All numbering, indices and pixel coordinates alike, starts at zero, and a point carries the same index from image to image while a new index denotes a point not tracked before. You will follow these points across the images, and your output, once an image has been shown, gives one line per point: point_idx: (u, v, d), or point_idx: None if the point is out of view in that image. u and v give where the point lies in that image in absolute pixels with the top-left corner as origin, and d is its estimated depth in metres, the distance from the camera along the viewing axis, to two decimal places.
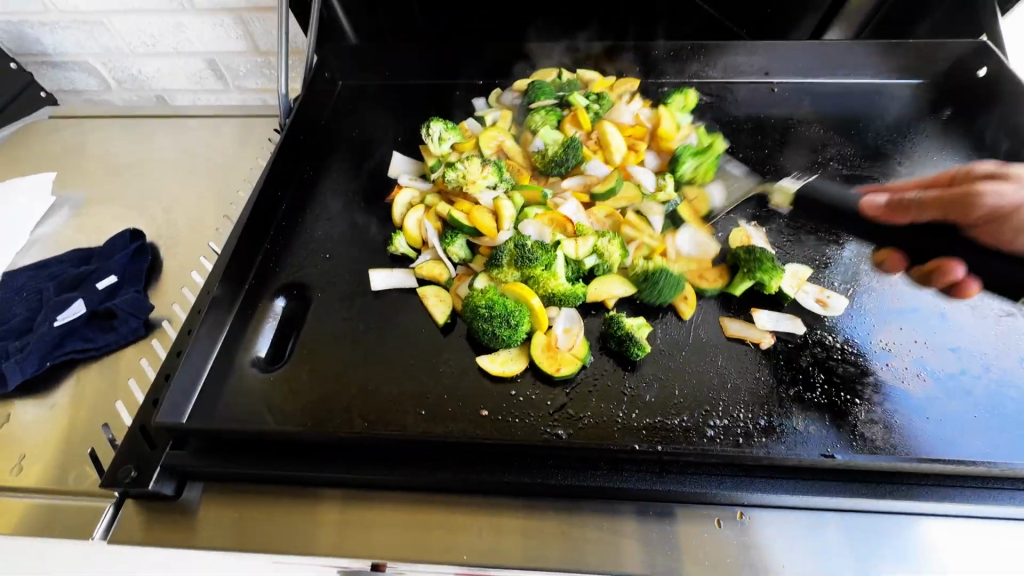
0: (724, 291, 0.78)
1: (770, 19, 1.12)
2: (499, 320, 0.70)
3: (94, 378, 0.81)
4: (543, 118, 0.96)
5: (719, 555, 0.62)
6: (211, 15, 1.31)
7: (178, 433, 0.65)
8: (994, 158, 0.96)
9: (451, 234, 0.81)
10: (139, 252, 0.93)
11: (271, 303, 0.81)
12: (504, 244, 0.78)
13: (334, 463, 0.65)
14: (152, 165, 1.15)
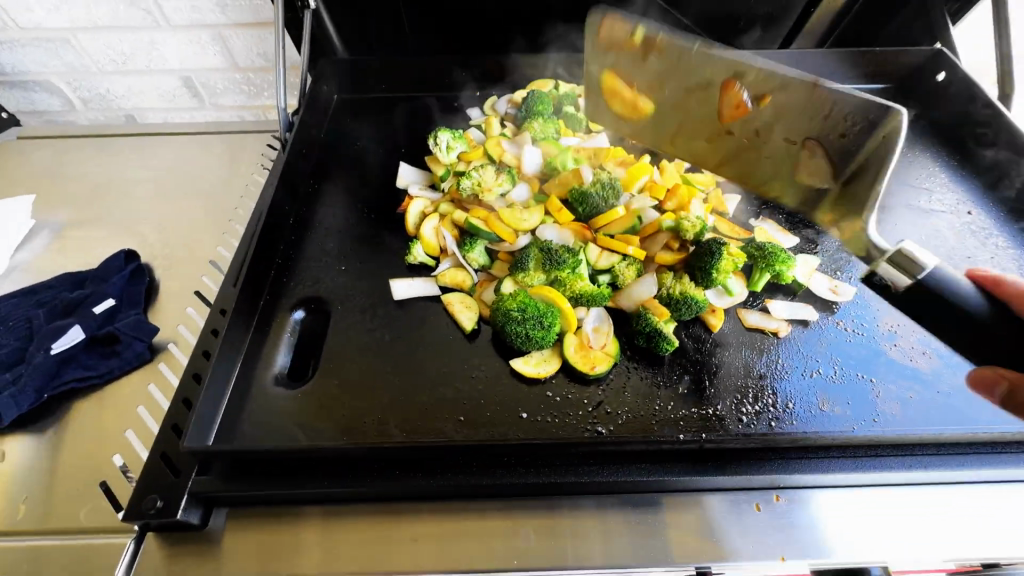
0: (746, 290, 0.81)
1: (746, 31, 1.19)
2: (532, 321, 0.70)
3: (98, 407, 0.76)
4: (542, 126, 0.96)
5: (766, 539, 0.63)
6: (187, 31, 1.24)
7: (206, 457, 0.62)
8: (958, 154, 1.05)
9: (470, 241, 0.82)
10: (136, 275, 0.90)
11: (288, 317, 0.79)
12: (528, 249, 0.79)
13: (373, 477, 0.63)
14: (137, 186, 1.11)
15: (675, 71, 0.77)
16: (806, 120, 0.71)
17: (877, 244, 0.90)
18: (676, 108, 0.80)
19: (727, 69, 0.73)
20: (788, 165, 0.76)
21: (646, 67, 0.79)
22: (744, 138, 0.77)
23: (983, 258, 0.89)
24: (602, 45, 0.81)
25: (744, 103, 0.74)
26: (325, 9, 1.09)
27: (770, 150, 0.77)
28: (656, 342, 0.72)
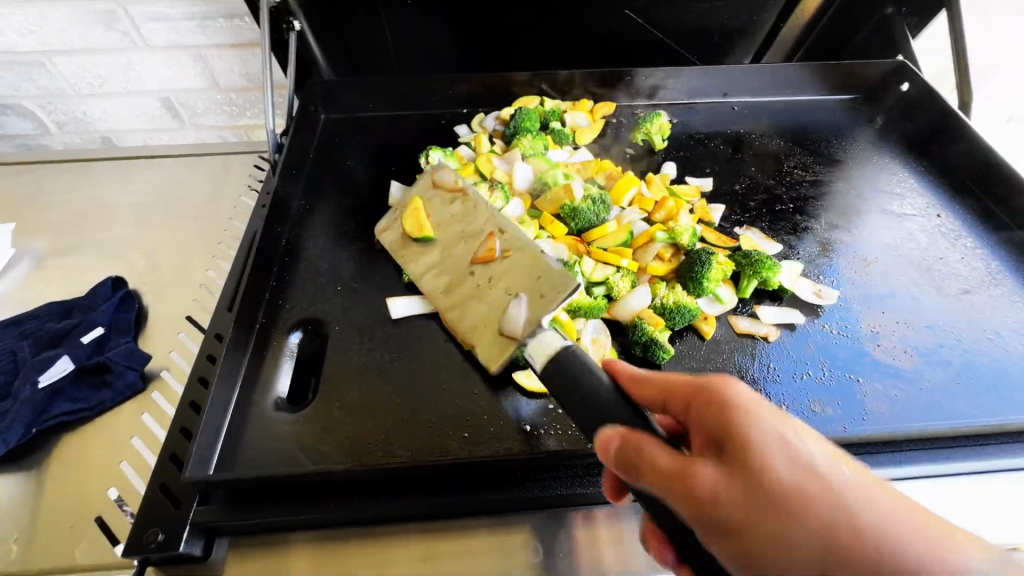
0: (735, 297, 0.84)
1: (720, 46, 1.23)
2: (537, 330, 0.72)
3: (91, 439, 0.75)
4: (531, 143, 0.99)
5: None
6: (167, 53, 1.23)
7: (208, 486, 0.61)
8: (924, 160, 1.10)
9: None
10: (124, 302, 0.88)
11: (286, 339, 0.79)
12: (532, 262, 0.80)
13: (380, 499, 0.63)
14: (121, 211, 1.09)
15: (462, 219, 0.79)
16: (540, 270, 0.69)
17: (855, 246, 0.94)
18: (453, 239, 0.79)
19: (492, 223, 0.76)
20: (493, 330, 0.69)
21: (448, 207, 0.81)
22: (476, 290, 0.72)
23: (954, 258, 0.94)
24: (428, 194, 0.84)
25: (490, 254, 0.73)
26: (309, 30, 1.09)
27: (476, 309, 0.72)
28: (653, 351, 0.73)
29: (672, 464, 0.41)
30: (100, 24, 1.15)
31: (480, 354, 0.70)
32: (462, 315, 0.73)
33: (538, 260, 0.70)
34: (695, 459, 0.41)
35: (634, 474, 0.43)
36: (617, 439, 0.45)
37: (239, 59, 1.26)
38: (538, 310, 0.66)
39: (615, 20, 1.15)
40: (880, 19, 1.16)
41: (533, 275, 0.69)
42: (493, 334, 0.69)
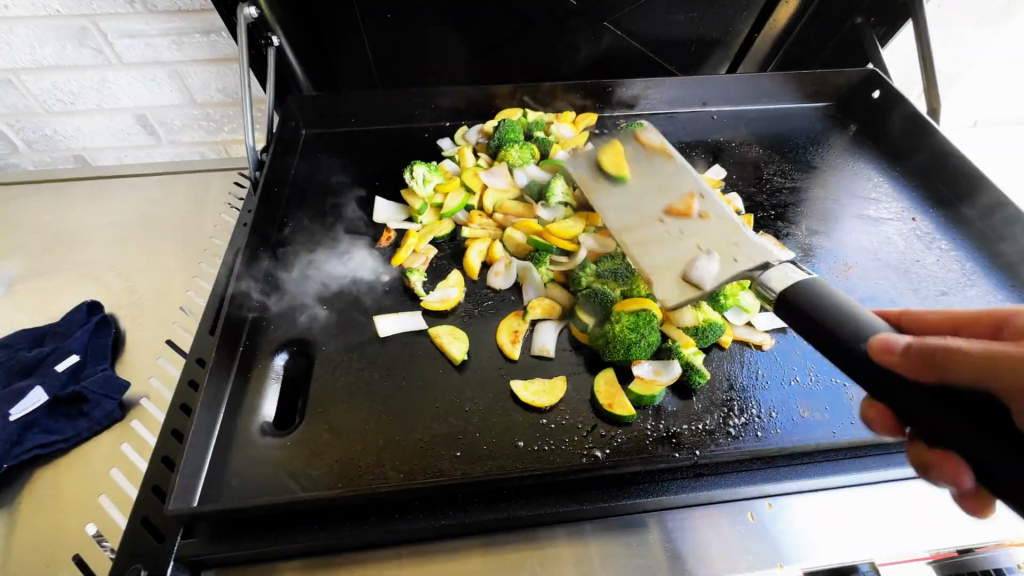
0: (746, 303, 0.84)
1: (697, 57, 1.25)
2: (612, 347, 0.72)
3: (68, 472, 0.73)
4: (520, 153, 0.98)
5: (759, 548, 0.66)
6: (141, 70, 1.20)
7: (191, 518, 0.59)
8: (897, 165, 1.14)
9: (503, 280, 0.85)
10: (101, 327, 0.85)
11: (271, 361, 0.77)
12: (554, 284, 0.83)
13: (371, 524, 0.62)
14: (96, 233, 1.06)
15: (663, 183, 0.80)
16: (730, 238, 0.69)
17: (834, 252, 0.96)
18: (654, 186, 0.80)
19: (693, 189, 0.77)
20: (672, 276, 0.68)
21: (653, 164, 0.83)
22: (660, 236, 0.73)
23: (930, 260, 0.96)
24: (630, 151, 0.85)
25: (687, 211, 0.74)
26: (288, 45, 1.08)
27: (655, 251, 0.72)
28: (686, 374, 0.73)
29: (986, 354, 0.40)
30: (71, 41, 1.12)
31: (656, 288, 0.68)
32: (642, 251, 0.73)
33: (735, 228, 0.70)
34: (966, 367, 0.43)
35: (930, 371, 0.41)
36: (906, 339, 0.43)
37: (216, 75, 1.24)
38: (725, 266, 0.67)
39: (594, 32, 1.16)
40: (850, 29, 1.19)
41: (726, 236, 0.69)
42: (674, 273, 0.69)
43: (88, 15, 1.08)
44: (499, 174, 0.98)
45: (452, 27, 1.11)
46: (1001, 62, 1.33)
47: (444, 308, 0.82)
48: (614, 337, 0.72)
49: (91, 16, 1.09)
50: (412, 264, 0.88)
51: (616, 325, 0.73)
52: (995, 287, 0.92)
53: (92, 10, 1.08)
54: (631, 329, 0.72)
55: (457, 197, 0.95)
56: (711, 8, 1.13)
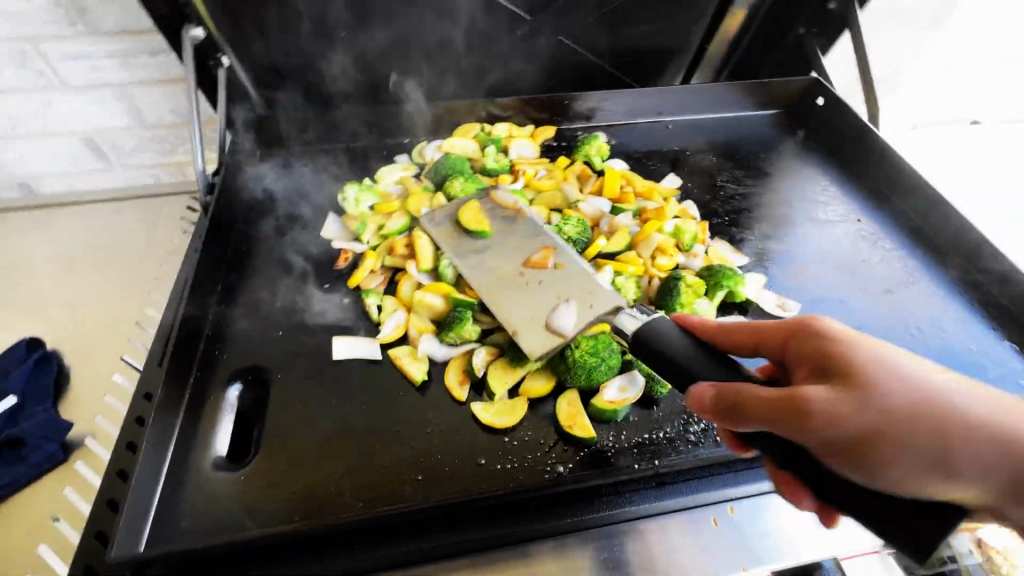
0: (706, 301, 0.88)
1: (650, 68, 1.28)
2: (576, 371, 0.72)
3: (5, 521, 0.69)
4: (463, 185, 0.96)
5: (723, 553, 0.67)
6: (86, 92, 1.16)
7: (138, 566, 0.56)
8: (843, 169, 1.18)
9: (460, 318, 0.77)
10: (41, 365, 0.81)
11: (224, 392, 0.74)
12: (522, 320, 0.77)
13: (332, 556, 0.60)
14: (37, 265, 1.01)
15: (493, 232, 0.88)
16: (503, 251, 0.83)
17: (786, 256, 0.99)
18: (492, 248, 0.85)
19: (529, 240, 0.84)
20: (494, 299, 0.78)
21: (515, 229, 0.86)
22: (518, 286, 0.78)
23: (876, 257, 1.01)
24: (486, 207, 0.88)
25: (546, 261, 0.79)
26: (240, 65, 1.06)
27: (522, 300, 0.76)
28: (648, 385, 0.73)
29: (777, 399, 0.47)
30: (10, 64, 1.08)
31: (521, 339, 0.73)
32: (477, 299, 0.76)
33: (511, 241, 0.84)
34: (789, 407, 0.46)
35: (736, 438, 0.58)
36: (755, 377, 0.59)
37: (166, 97, 1.21)
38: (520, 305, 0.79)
39: (550, 46, 1.18)
40: (795, 39, 1.24)
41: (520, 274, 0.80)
42: (536, 324, 0.74)
43: (27, 37, 1.05)
44: (438, 215, 0.93)
45: (408, 44, 1.11)
46: (934, 67, 1.40)
47: (400, 334, 0.80)
48: (574, 363, 0.72)
49: (31, 38, 1.05)
50: (369, 285, 0.86)
51: (576, 350, 0.72)
52: (935, 283, 0.97)
53: (31, 32, 1.04)
54: (590, 354, 0.72)
55: (399, 220, 0.94)
56: (661, 21, 1.16)
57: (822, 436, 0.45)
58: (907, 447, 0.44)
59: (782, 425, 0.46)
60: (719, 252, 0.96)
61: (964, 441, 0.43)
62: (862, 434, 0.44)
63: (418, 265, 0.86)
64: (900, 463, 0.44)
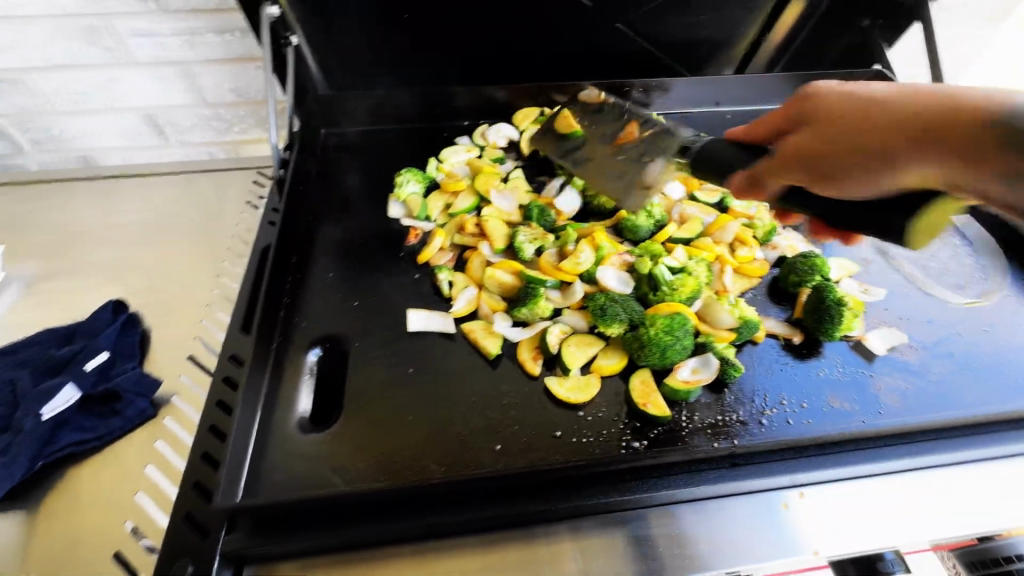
0: (779, 286, 0.88)
1: (705, 58, 1.27)
2: (648, 349, 0.73)
3: (101, 470, 0.72)
4: None
5: (795, 535, 0.67)
6: (152, 68, 1.19)
7: (238, 513, 0.59)
8: None
9: (531, 295, 0.79)
10: (127, 325, 0.85)
11: (304, 357, 0.77)
12: (593, 299, 0.79)
13: (415, 516, 0.62)
14: (113, 232, 1.05)
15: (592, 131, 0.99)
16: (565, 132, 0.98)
17: (850, 247, 0.97)
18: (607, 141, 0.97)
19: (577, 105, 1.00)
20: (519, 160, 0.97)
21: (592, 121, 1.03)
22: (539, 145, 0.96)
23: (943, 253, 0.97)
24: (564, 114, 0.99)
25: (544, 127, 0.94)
26: (307, 46, 1.09)
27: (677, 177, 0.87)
28: (722, 368, 0.73)
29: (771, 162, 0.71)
30: (83, 40, 1.11)
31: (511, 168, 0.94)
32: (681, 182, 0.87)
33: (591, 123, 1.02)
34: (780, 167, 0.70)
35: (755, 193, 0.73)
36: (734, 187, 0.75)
37: (228, 74, 1.23)
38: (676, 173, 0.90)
39: (608, 33, 1.17)
40: (857, 32, 1.23)
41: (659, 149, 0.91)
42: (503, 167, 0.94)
43: (101, 14, 1.08)
44: (507, 196, 0.95)
45: (469, 28, 1.12)
46: (1001, 60, 1.35)
47: (472, 309, 0.81)
48: (650, 340, 0.73)
49: (104, 15, 1.09)
50: (439, 261, 0.88)
51: (650, 328, 0.73)
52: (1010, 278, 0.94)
53: (106, 10, 1.08)
54: (665, 332, 0.73)
55: (466, 199, 0.95)
56: (722, 10, 1.15)
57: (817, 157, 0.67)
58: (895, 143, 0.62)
59: (793, 176, 0.70)
60: (794, 244, 0.93)
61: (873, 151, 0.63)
62: (814, 171, 0.68)
63: (491, 246, 0.88)
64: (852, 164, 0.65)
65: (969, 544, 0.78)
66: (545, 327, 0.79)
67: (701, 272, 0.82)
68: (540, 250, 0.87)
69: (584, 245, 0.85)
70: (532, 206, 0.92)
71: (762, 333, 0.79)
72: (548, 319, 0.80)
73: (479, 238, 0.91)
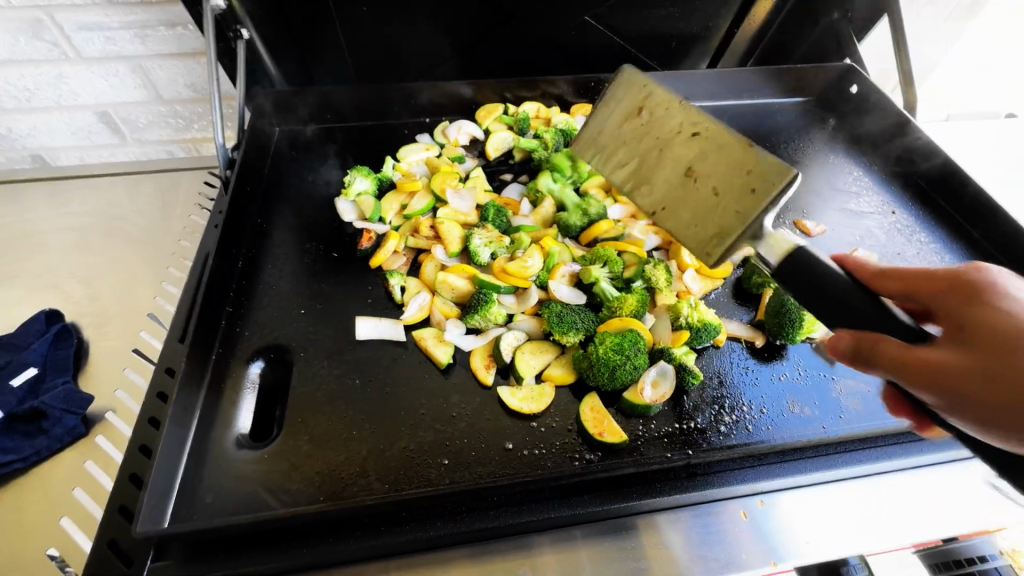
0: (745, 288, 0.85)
1: (675, 51, 1.23)
2: (598, 368, 0.69)
3: (25, 492, 0.68)
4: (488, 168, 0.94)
5: (753, 546, 0.65)
6: (102, 65, 1.12)
7: (162, 540, 0.55)
8: (879, 157, 1.14)
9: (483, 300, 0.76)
10: (61, 338, 0.81)
11: (246, 370, 0.73)
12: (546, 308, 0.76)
13: (355, 536, 0.59)
14: (55, 238, 1.00)
15: (646, 132, 0.70)
16: (610, 131, 0.74)
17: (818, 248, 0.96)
18: (647, 138, 0.70)
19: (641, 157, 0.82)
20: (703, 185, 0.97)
21: (629, 115, 0.72)
22: None
23: (909, 252, 0.97)
24: None
25: None
26: (259, 39, 1.04)
27: (679, 218, 0.65)
28: (679, 375, 0.71)
29: (897, 356, 0.49)
30: (24, 34, 1.03)
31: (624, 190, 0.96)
32: (669, 226, 0.65)
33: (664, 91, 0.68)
34: (918, 363, 0.48)
35: (866, 365, 0.50)
36: (845, 339, 0.51)
37: (181, 69, 1.16)
38: (747, 208, 0.58)
39: (575, 26, 1.13)
40: (828, 25, 1.19)
41: (742, 168, 0.60)
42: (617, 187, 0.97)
43: (41, 5, 1.00)
44: (465, 196, 0.92)
45: (430, 22, 1.08)
46: (971, 52, 1.34)
47: (424, 317, 0.79)
48: (598, 359, 0.69)
49: (46, 7, 1.00)
50: (393, 266, 0.85)
51: (598, 346, 0.70)
52: None
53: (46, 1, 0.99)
54: (615, 351, 0.69)
55: (422, 200, 0.92)
56: (690, 2, 1.11)
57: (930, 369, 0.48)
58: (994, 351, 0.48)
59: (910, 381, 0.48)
60: None
61: (965, 372, 0.47)
62: (940, 375, 0.48)
63: (446, 249, 0.85)
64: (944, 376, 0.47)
65: (934, 545, 0.75)
66: (498, 334, 0.76)
67: (660, 275, 0.79)
68: (495, 254, 0.84)
69: (539, 250, 0.82)
70: (488, 206, 0.89)
71: (722, 335, 0.77)
72: (501, 325, 0.77)
73: (435, 241, 0.88)
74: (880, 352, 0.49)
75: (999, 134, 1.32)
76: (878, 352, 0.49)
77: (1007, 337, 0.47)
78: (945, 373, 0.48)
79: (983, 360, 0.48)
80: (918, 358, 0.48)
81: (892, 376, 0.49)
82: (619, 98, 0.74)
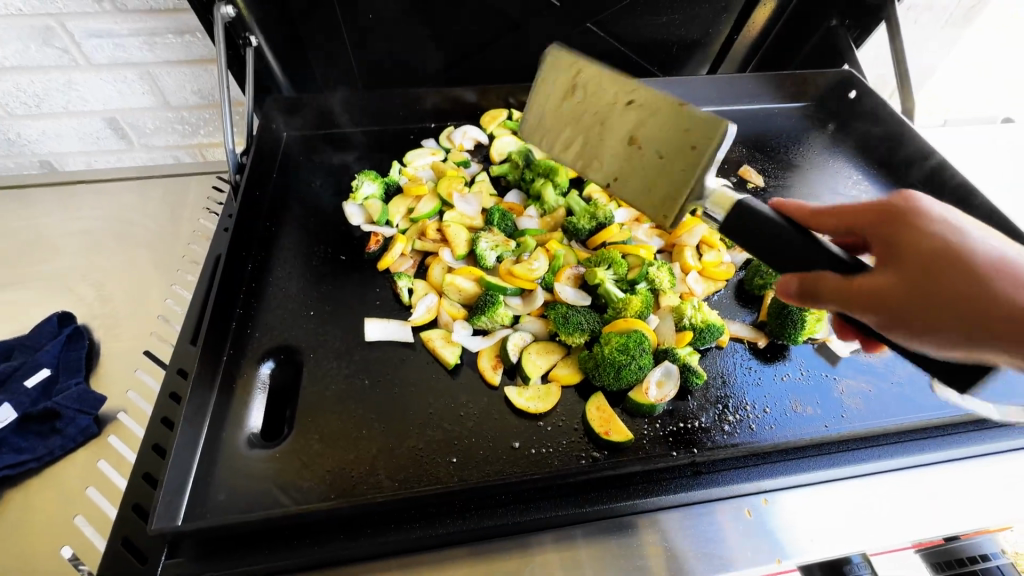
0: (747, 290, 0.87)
1: (676, 57, 1.25)
2: (604, 368, 0.70)
3: (39, 491, 0.69)
4: None
5: (758, 543, 0.66)
6: (110, 72, 1.14)
7: (176, 537, 0.56)
8: (877, 161, 1.15)
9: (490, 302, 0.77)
10: (73, 339, 0.82)
11: (256, 371, 0.74)
12: (552, 309, 0.77)
13: (366, 533, 0.60)
14: (65, 242, 1.01)
15: (581, 108, 0.68)
16: (544, 119, 0.71)
17: None
18: (585, 116, 0.68)
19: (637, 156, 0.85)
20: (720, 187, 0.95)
21: (560, 97, 0.69)
22: None
23: None
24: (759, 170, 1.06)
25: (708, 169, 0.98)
26: (267, 46, 1.06)
27: (630, 188, 0.65)
28: (684, 375, 0.73)
29: (840, 284, 0.51)
30: (35, 41, 1.05)
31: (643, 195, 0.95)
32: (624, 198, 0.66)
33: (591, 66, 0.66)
34: (860, 288, 0.50)
35: (812, 302, 0.53)
36: (791, 284, 0.53)
37: (188, 75, 1.17)
38: (692, 168, 0.60)
39: (577, 33, 1.15)
40: (826, 31, 1.20)
41: (680, 129, 0.61)
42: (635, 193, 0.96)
43: (53, 14, 1.02)
44: (471, 200, 0.93)
45: (434, 29, 1.09)
46: (966, 57, 1.36)
47: (432, 318, 0.80)
48: (604, 360, 0.70)
49: (56, 15, 1.02)
50: (400, 268, 0.86)
51: (604, 347, 0.71)
52: None
53: (58, 9, 1.02)
54: (621, 350, 0.70)
55: (429, 204, 0.93)
56: (690, 9, 1.13)
57: (873, 295, 0.50)
58: (939, 269, 0.49)
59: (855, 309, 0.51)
60: None
61: (912, 292, 0.49)
62: (886, 298, 0.50)
63: (452, 252, 0.86)
64: (892, 299, 0.49)
65: (937, 544, 0.76)
66: (504, 335, 0.77)
67: (663, 278, 0.81)
68: (501, 256, 0.85)
69: (544, 253, 0.84)
70: (494, 210, 0.90)
71: (725, 336, 0.78)
72: (508, 326, 0.78)
73: (441, 244, 0.89)
74: (820, 284, 0.52)
75: (995, 138, 1.34)
76: (819, 290, 0.52)
77: (941, 251, 0.49)
78: (887, 293, 0.50)
79: (919, 276, 0.49)
80: (861, 283, 0.50)
81: (835, 306, 0.52)
82: (546, 80, 0.70)
